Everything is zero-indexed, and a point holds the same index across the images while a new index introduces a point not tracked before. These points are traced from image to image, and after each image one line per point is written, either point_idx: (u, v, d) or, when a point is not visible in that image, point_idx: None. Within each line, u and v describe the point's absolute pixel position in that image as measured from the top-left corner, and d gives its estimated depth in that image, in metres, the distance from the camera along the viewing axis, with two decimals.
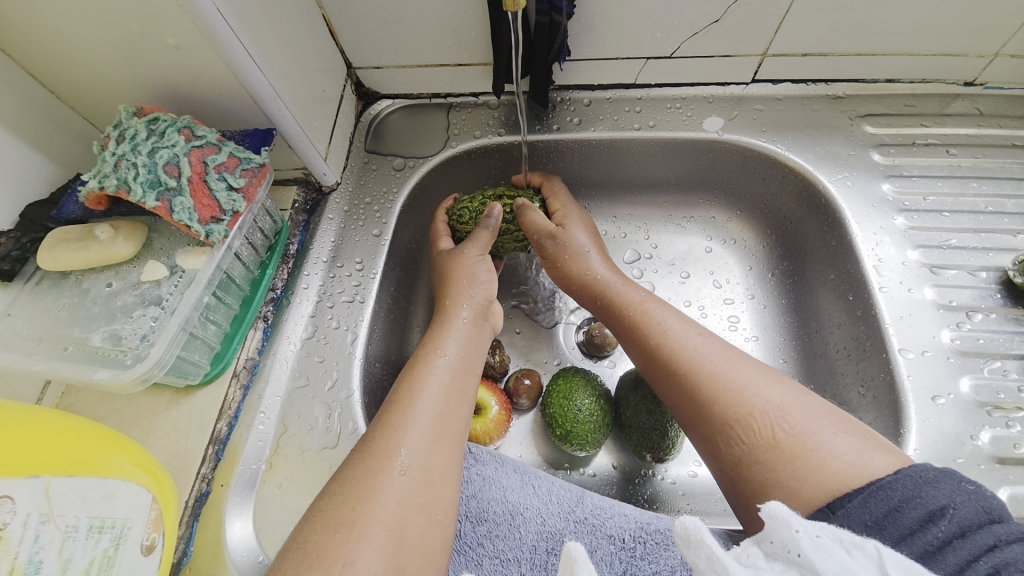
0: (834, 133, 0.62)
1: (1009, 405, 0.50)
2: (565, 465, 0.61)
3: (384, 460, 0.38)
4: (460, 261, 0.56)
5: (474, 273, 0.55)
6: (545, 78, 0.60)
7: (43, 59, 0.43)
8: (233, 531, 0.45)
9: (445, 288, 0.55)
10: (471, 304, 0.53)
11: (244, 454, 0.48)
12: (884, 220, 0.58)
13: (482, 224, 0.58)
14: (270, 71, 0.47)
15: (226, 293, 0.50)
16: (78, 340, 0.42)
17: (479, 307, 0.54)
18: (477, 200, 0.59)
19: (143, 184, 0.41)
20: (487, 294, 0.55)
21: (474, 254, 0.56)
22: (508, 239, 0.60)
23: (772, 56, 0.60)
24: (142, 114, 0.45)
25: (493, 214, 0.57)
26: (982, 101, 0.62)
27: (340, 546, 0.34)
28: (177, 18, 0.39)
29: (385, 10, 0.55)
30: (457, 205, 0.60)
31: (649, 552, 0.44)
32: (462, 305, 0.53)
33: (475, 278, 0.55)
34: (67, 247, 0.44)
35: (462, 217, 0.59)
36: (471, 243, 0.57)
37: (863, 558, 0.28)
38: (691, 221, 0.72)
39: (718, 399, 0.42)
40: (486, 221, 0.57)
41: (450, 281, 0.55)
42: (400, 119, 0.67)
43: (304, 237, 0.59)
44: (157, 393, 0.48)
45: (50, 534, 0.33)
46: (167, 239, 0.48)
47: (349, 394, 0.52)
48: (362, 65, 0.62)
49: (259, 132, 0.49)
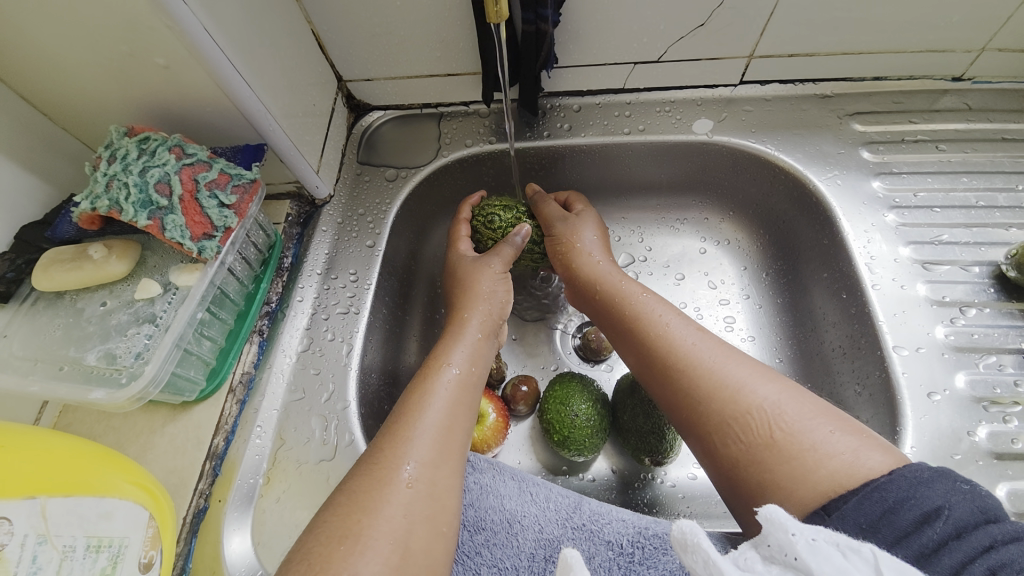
0: (823, 132, 0.62)
1: (1006, 400, 0.50)
2: (564, 469, 0.61)
3: (390, 472, 0.38)
4: (483, 275, 0.56)
5: (494, 291, 0.55)
6: (534, 85, 0.60)
7: (34, 82, 0.44)
8: (231, 547, 0.45)
9: (462, 299, 0.55)
10: (485, 320, 0.53)
11: (241, 469, 0.48)
12: (875, 217, 0.58)
13: (507, 238, 0.58)
14: (259, 88, 0.47)
15: (221, 308, 0.51)
16: (73, 359, 0.43)
17: (493, 322, 0.54)
18: (509, 211, 0.60)
19: (135, 203, 0.42)
20: (502, 311, 0.55)
21: (497, 269, 0.56)
22: (525, 257, 0.62)
23: (759, 58, 0.60)
24: (133, 133, 0.46)
25: (520, 233, 0.58)
26: (971, 96, 0.62)
27: (344, 558, 0.34)
28: (165, 38, 0.40)
29: (372, 23, 0.55)
30: (486, 208, 0.60)
31: (648, 558, 0.44)
32: (478, 318, 0.53)
33: (495, 295, 0.55)
34: (61, 267, 0.44)
35: (491, 223, 0.59)
36: (496, 258, 0.57)
37: (859, 561, 0.28)
38: (685, 223, 0.72)
39: (714, 397, 0.42)
40: (512, 238, 0.58)
41: (468, 293, 0.55)
42: (392, 130, 0.67)
43: (298, 250, 0.60)
44: (153, 410, 0.49)
45: (48, 554, 0.33)
46: (161, 257, 0.48)
47: (345, 406, 0.52)
48: (352, 77, 0.62)
49: (250, 148, 0.50)
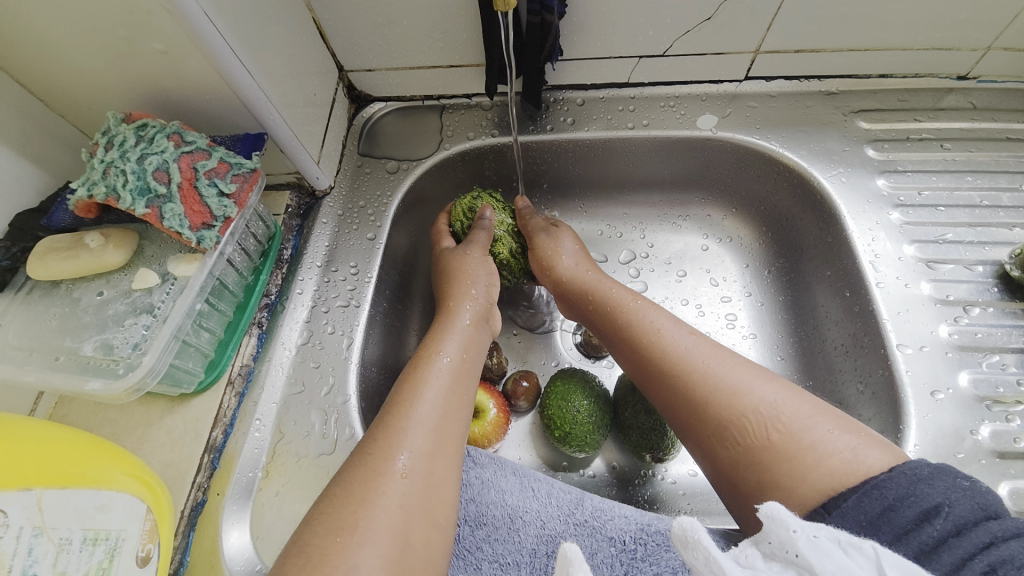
0: (828, 129, 0.62)
1: (1009, 399, 0.49)
2: (564, 465, 0.61)
3: (384, 463, 0.38)
4: (466, 261, 0.56)
5: (479, 276, 0.55)
6: (538, 78, 0.60)
7: (30, 67, 0.43)
8: (230, 540, 0.44)
9: (447, 289, 0.55)
10: (472, 306, 0.53)
11: (240, 461, 0.47)
12: (880, 216, 0.58)
13: (477, 224, 0.58)
14: (260, 76, 0.46)
15: (219, 299, 0.50)
16: (69, 349, 0.42)
17: (481, 309, 0.54)
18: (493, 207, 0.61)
19: (132, 191, 0.41)
20: (489, 296, 0.55)
21: (479, 255, 0.57)
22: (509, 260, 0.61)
23: (764, 53, 0.59)
24: (130, 119, 0.45)
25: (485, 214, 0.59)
26: (977, 95, 0.61)
27: (341, 550, 0.33)
28: (165, 23, 0.39)
29: (376, 12, 0.54)
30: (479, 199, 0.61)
31: (650, 554, 0.43)
32: (465, 307, 0.53)
33: (478, 280, 0.55)
34: (57, 255, 0.43)
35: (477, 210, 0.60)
36: (474, 245, 0.57)
37: (861, 558, 0.27)
38: (688, 219, 0.71)
39: (711, 400, 0.41)
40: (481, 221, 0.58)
41: (453, 280, 0.55)
42: (393, 121, 0.67)
43: (298, 242, 0.59)
44: (150, 401, 0.48)
45: (44, 547, 0.33)
46: (159, 246, 0.47)
47: (345, 399, 0.52)
48: (353, 67, 0.62)
49: (250, 137, 0.49)
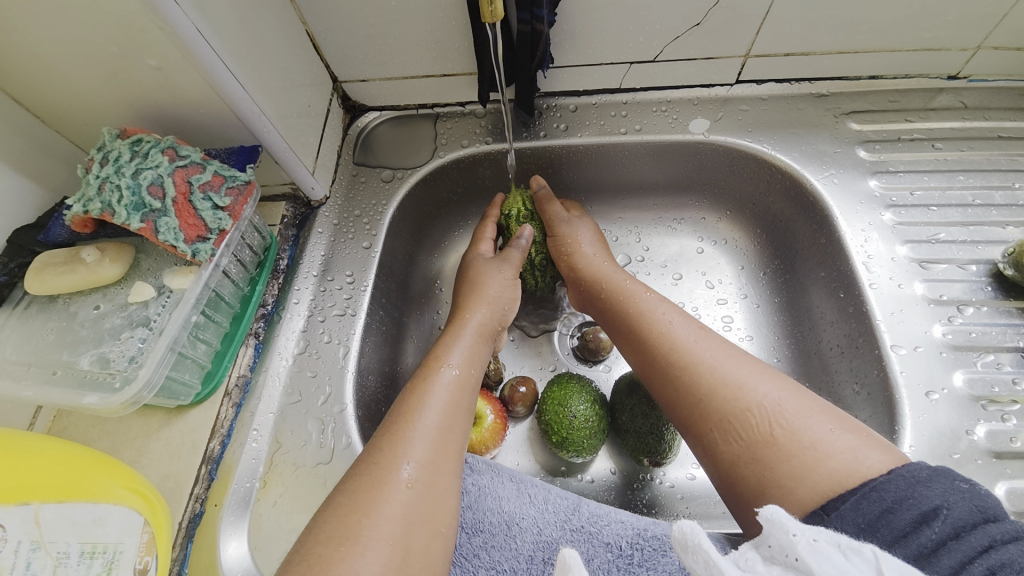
0: (819, 130, 0.62)
1: (1004, 398, 0.49)
2: (562, 470, 0.61)
3: (388, 473, 0.38)
4: (486, 272, 0.57)
5: (499, 295, 0.56)
6: (530, 85, 0.60)
7: (26, 85, 0.43)
8: (228, 551, 0.44)
9: (462, 300, 0.56)
10: (484, 317, 0.54)
11: (237, 472, 0.47)
12: (872, 216, 0.58)
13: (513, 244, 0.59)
14: (253, 89, 0.47)
15: (216, 311, 0.50)
16: (66, 363, 0.42)
17: (493, 321, 0.54)
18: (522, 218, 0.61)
19: (127, 206, 0.42)
20: (503, 312, 0.56)
21: (507, 275, 0.57)
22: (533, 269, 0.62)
23: (754, 57, 0.60)
24: (125, 135, 0.45)
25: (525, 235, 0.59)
26: (967, 95, 0.62)
27: (341, 558, 0.33)
28: (158, 40, 0.39)
29: (368, 23, 0.55)
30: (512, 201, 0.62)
31: (647, 559, 0.43)
32: (479, 317, 0.53)
33: (500, 298, 0.55)
34: (53, 270, 0.44)
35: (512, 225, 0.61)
36: (507, 263, 0.58)
37: (860, 562, 0.27)
38: (682, 222, 0.72)
39: (716, 395, 0.42)
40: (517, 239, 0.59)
41: (472, 291, 0.56)
42: (388, 130, 0.67)
43: (293, 252, 0.59)
44: (148, 413, 0.48)
45: (41, 561, 0.33)
46: (154, 259, 0.48)
47: (342, 408, 0.52)
48: (347, 78, 0.62)
49: (245, 150, 0.50)
